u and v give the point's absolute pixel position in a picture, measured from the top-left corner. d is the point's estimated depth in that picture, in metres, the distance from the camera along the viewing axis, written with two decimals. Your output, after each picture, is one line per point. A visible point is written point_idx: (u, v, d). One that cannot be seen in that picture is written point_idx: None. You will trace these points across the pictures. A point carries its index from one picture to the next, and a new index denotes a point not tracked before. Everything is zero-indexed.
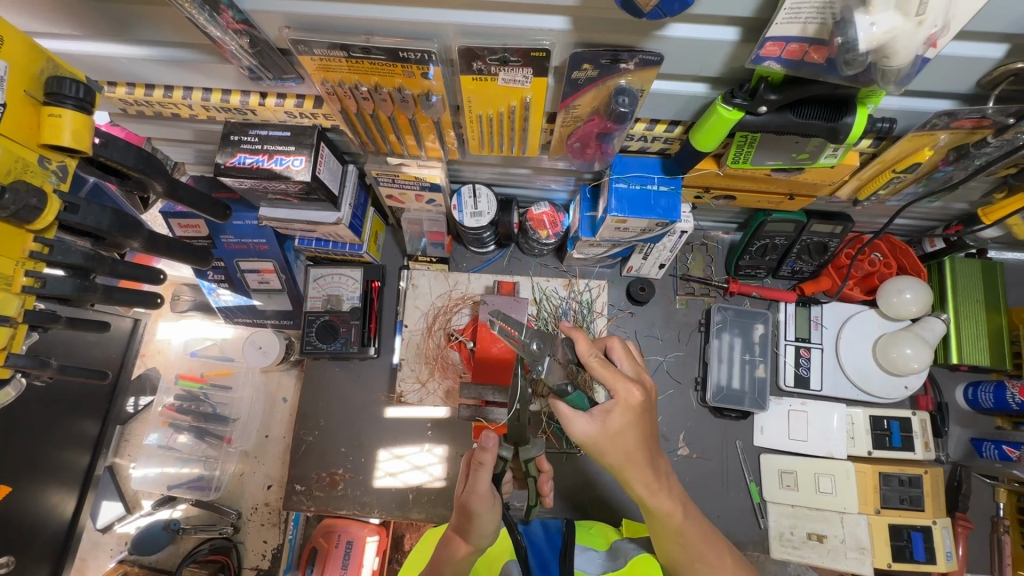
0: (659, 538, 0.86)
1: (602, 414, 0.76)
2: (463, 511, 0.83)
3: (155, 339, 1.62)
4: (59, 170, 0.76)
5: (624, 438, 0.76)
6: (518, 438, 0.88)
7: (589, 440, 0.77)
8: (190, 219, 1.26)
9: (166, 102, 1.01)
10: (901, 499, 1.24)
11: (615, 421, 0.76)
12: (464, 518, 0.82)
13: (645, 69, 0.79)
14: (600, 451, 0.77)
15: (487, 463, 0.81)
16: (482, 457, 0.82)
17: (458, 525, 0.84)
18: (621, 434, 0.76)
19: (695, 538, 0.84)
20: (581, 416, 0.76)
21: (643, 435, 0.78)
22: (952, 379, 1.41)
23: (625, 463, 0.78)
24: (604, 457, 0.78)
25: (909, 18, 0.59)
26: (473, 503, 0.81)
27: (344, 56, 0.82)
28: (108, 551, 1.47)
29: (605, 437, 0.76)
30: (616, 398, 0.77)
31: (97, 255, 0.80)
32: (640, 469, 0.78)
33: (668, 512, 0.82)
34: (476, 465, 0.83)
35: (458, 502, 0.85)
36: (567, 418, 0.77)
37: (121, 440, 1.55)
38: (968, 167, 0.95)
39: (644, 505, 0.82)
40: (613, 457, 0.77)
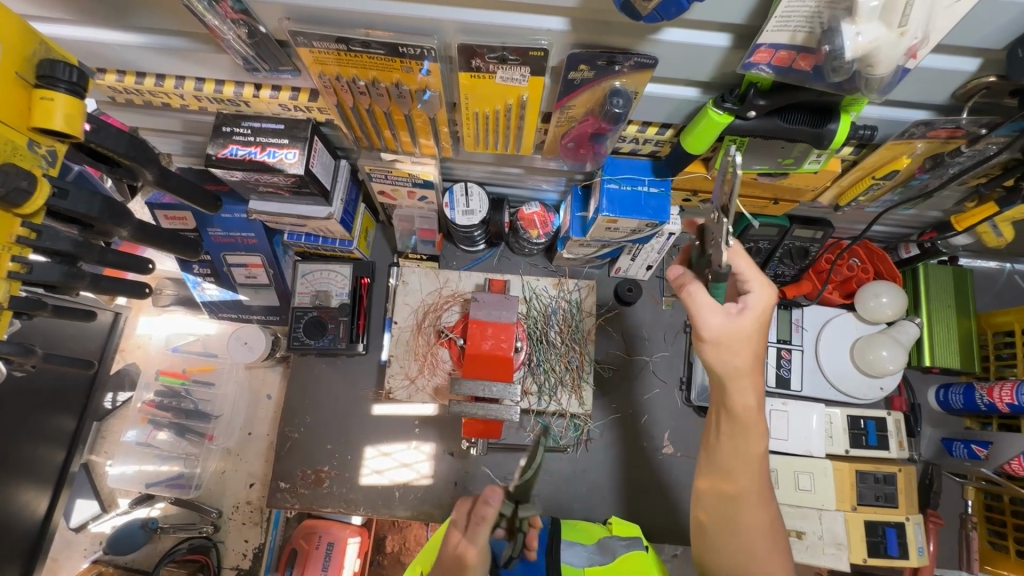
0: (711, 489, 0.87)
1: (740, 311, 0.81)
2: (455, 560, 0.80)
3: (136, 334, 1.58)
4: (50, 154, 0.75)
5: (752, 337, 0.81)
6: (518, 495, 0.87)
7: (720, 333, 0.80)
8: (177, 210, 1.24)
9: (157, 91, 1.00)
10: (876, 496, 1.29)
11: (743, 312, 0.81)
12: (455, 568, 0.79)
13: (639, 71, 0.81)
14: (721, 347, 0.81)
15: (489, 519, 0.80)
16: (488, 512, 0.80)
17: (445, 571, 0.81)
18: (751, 333, 0.81)
19: (754, 489, 0.85)
20: (717, 310, 0.80)
21: (756, 346, 0.82)
22: (925, 381, 1.47)
23: (730, 372, 0.82)
24: (731, 357, 0.81)
25: (892, 29, 0.62)
26: (470, 555, 0.79)
27: (342, 48, 0.82)
28: (82, 551, 1.43)
29: (733, 336, 0.80)
30: (747, 299, 0.82)
31: (87, 242, 0.79)
32: (755, 381, 0.83)
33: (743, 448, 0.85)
34: (478, 517, 0.81)
35: (449, 549, 0.82)
36: (704, 310, 0.80)
37: (97, 436, 1.50)
38: (942, 176, 1.00)
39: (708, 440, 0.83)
40: (742, 359, 0.81)
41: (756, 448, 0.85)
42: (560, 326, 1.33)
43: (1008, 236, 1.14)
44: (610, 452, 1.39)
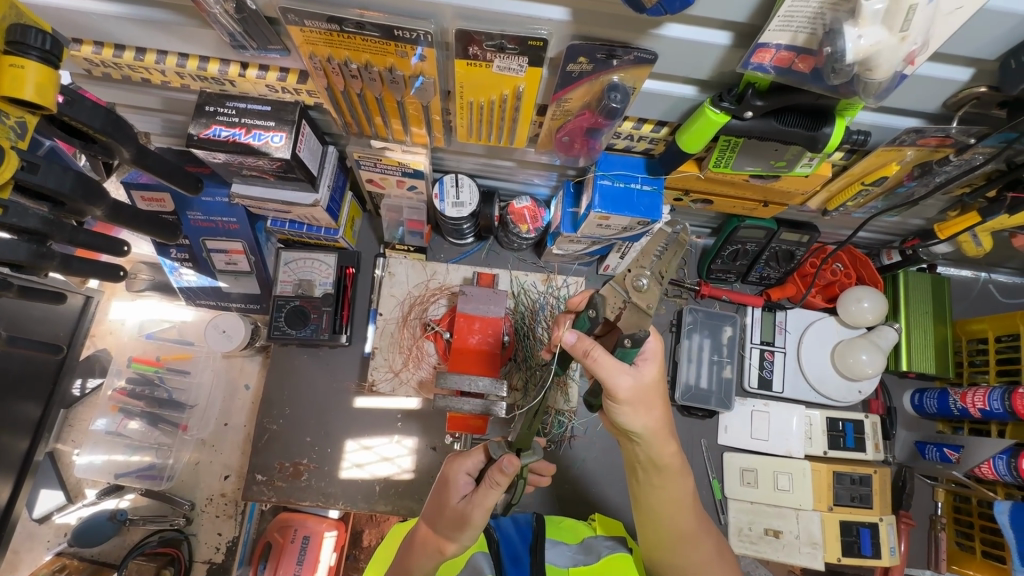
0: (651, 530, 0.93)
1: (640, 368, 0.83)
2: (456, 525, 0.85)
3: (108, 319, 1.52)
4: (18, 126, 0.71)
5: (655, 392, 0.84)
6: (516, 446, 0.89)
7: (629, 395, 0.81)
8: (155, 191, 1.19)
9: (136, 65, 0.96)
10: (851, 497, 1.31)
11: (648, 372, 0.83)
12: (456, 531, 0.85)
13: (638, 66, 0.80)
14: (631, 411, 0.83)
15: (503, 486, 0.82)
16: (500, 479, 0.82)
17: (443, 529, 0.86)
18: (653, 388, 0.83)
19: (688, 525, 0.92)
20: (626, 372, 0.79)
21: (659, 398, 0.86)
22: (902, 385, 1.49)
23: (653, 432, 0.85)
24: (640, 415, 0.83)
25: (893, 34, 0.62)
26: (474, 516, 0.83)
27: (334, 29, 0.80)
28: (45, 543, 1.38)
29: (642, 386, 0.82)
30: (648, 350, 0.85)
31: (56, 220, 0.76)
32: (665, 439, 0.87)
33: (673, 492, 0.91)
34: (489, 483, 0.83)
35: (451, 512, 0.86)
36: (614, 373, 0.79)
37: (64, 424, 1.45)
38: (929, 184, 1.01)
39: (655, 463, 0.89)
40: (649, 419, 0.84)
41: (681, 487, 0.91)
42: (548, 322, 1.32)
43: (986, 246, 1.17)
44: (593, 450, 1.37)
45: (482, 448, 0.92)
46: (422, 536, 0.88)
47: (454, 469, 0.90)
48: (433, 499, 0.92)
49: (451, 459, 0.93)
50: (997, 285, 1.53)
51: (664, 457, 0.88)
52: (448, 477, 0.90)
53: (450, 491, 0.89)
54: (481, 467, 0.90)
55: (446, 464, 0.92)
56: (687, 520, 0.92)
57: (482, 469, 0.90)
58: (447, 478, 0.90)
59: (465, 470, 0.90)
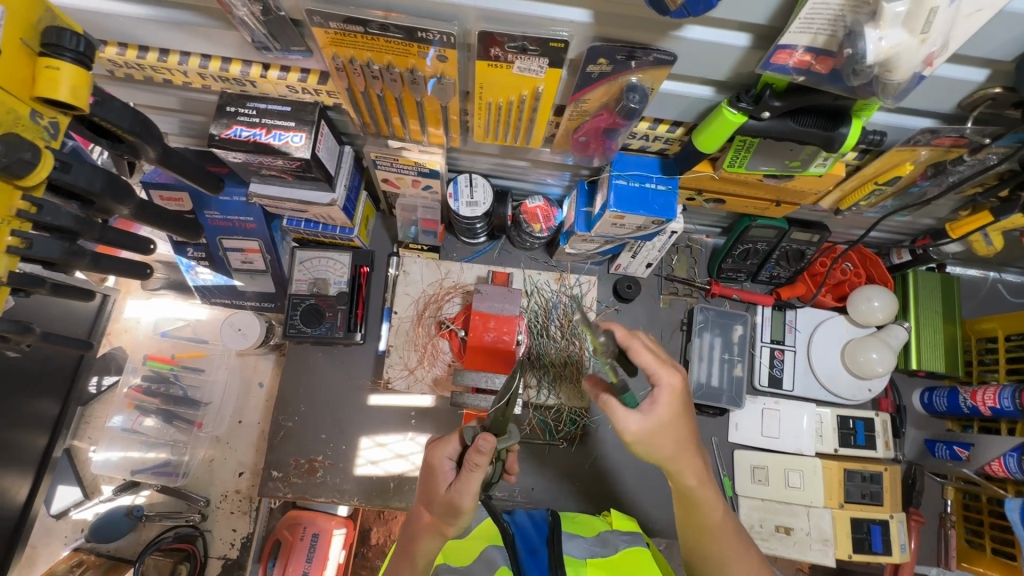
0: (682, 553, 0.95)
1: (651, 406, 0.82)
2: (449, 511, 0.85)
3: (123, 317, 1.54)
4: (51, 126, 0.72)
5: (673, 427, 0.82)
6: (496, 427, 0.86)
7: (640, 434, 0.81)
8: (174, 190, 1.21)
9: (159, 66, 0.97)
10: (862, 494, 1.32)
11: (663, 409, 0.82)
12: (450, 516, 0.85)
13: (657, 68, 0.81)
14: (648, 446, 0.83)
15: (484, 466, 0.80)
16: (479, 460, 0.80)
17: (439, 515, 0.87)
18: (671, 424, 0.82)
19: (728, 541, 0.91)
20: (632, 414, 0.81)
21: (683, 424, 0.84)
22: (911, 384, 1.50)
23: (671, 458, 0.84)
24: (657, 449, 0.83)
25: (913, 36, 0.63)
26: (463, 501, 0.83)
27: (359, 31, 0.81)
28: (61, 539, 1.39)
29: (655, 427, 0.81)
30: (660, 385, 0.82)
31: (87, 218, 0.77)
32: (690, 462, 0.86)
33: (709, 513, 0.90)
34: (469, 465, 0.82)
35: (442, 500, 0.85)
36: (620, 418, 0.81)
37: (80, 421, 1.47)
38: (942, 184, 1.02)
39: (688, 494, 0.89)
40: (666, 449, 0.83)
41: (714, 511, 0.90)
42: (561, 320, 1.33)
43: (997, 245, 1.18)
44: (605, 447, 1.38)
45: (458, 431, 0.89)
46: (421, 524, 0.89)
47: (435, 455, 0.88)
48: (422, 488, 0.91)
49: (432, 445, 0.91)
50: (1007, 285, 1.53)
51: (692, 483, 0.87)
52: (431, 464, 0.89)
53: (436, 478, 0.87)
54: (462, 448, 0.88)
55: (427, 451, 0.91)
56: (714, 545, 0.91)
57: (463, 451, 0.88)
58: (431, 466, 0.88)
59: (445, 455, 0.88)
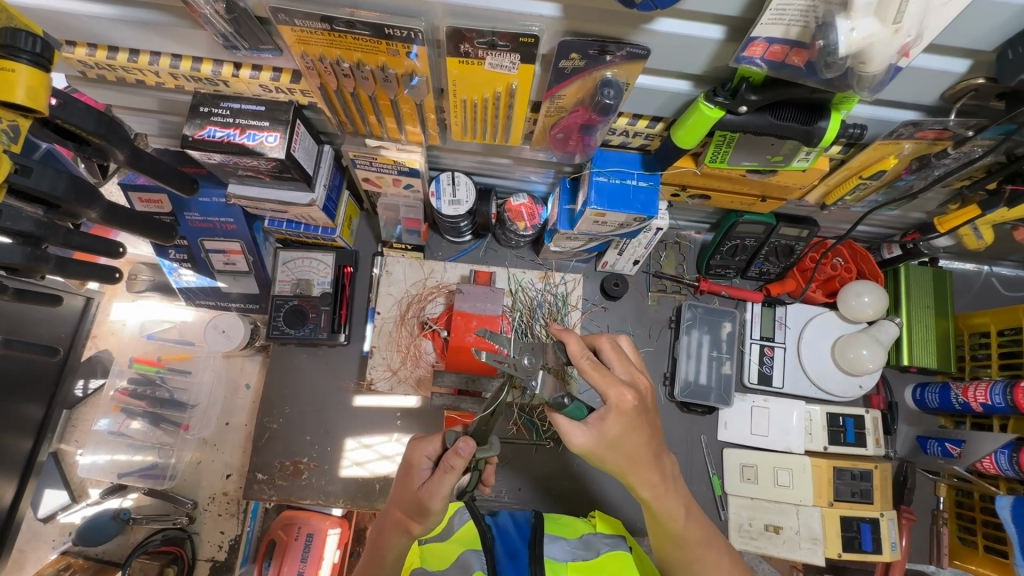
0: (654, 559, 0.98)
1: (598, 422, 0.81)
2: (417, 510, 0.85)
3: (109, 320, 1.53)
4: (10, 129, 0.71)
5: (622, 442, 0.81)
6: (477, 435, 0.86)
7: (590, 448, 0.82)
8: (152, 192, 1.19)
9: (130, 67, 0.96)
10: (852, 492, 1.31)
11: (611, 426, 0.80)
12: (418, 515, 0.85)
13: (631, 62, 0.80)
14: (601, 457, 0.83)
15: (456, 469, 0.81)
16: (455, 463, 0.81)
17: (407, 511, 0.87)
18: (619, 440, 0.81)
19: (692, 543, 0.91)
20: (578, 430, 0.81)
21: (641, 438, 0.83)
22: (903, 380, 1.48)
23: (628, 468, 0.84)
24: (609, 460, 0.83)
25: (886, 26, 0.61)
26: (433, 502, 0.83)
27: (326, 28, 0.79)
28: (50, 542, 1.39)
29: (603, 443, 0.81)
30: (608, 404, 0.81)
31: (51, 223, 0.76)
32: (647, 472, 0.85)
33: (671, 514, 0.89)
34: (443, 466, 0.83)
35: (412, 496, 0.86)
36: (566, 431, 0.81)
37: (68, 424, 1.47)
38: (928, 177, 1.00)
39: (651, 510, 0.89)
40: (619, 460, 0.83)
41: (678, 522, 0.90)
42: (546, 319, 1.32)
43: (987, 239, 1.16)
44: None
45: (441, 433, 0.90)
46: (392, 519, 0.90)
47: (416, 453, 0.90)
48: (398, 484, 0.92)
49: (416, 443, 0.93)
50: (1000, 278, 1.51)
51: (651, 487, 0.87)
52: (410, 461, 0.90)
53: (412, 476, 0.89)
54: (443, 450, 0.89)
55: (410, 448, 0.92)
56: (679, 554, 0.92)
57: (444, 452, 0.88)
58: (410, 463, 0.90)
59: (425, 455, 0.89)
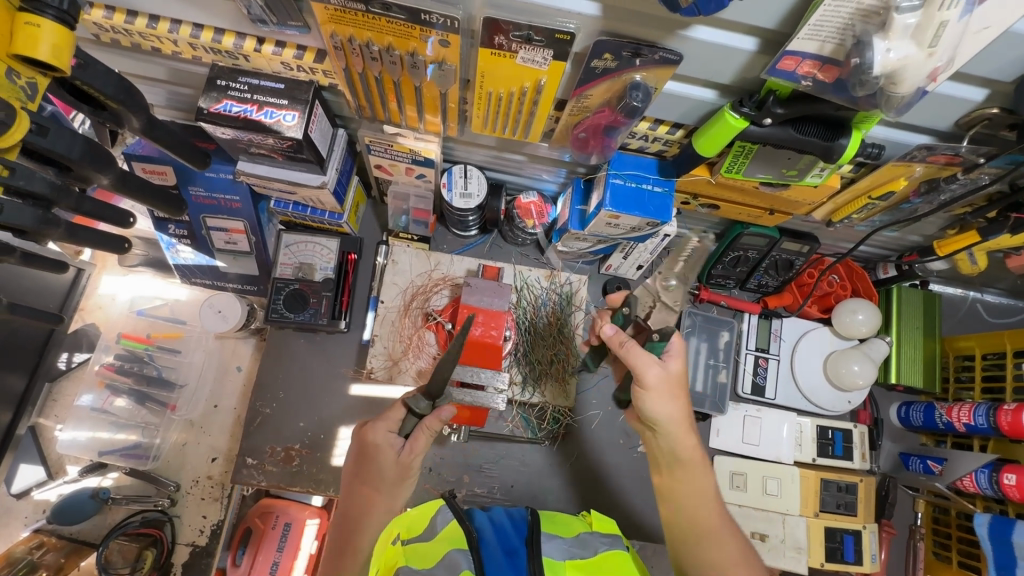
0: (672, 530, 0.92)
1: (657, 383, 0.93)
2: (398, 479, 0.95)
3: (97, 294, 1.48)
4: (28, 87, 0.69)
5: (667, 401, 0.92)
6: (431, 393, 0.93)
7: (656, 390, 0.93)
8: (157, 164, 1.16)
9: (148, 33, 0.93)
10: (837, 504, 1.34)
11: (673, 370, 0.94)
12: (398, 482, 0.95)
13: (662, 67, 0.80)
14: (654, 394, 0.92)
15: (436, 428, 0.96)
16: (432, 425, 0.96)
17: (387, 485, 0.95)
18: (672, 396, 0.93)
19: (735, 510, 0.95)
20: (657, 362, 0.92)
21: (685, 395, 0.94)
22: (889, 398, 1.52)
23: (696, 456, 0.93)
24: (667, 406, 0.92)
25: (921, 49, 0.63)
26: (414, 463, 0.95)
27: (361, 9, 0.79)
28: (22, 519, 1.34)
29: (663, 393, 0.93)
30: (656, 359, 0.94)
31: (63, 186, 0.74)
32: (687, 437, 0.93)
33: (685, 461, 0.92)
34: (420, 428, 0.95)
35: (390, 471, 0.94)
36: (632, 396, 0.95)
37: (47, 398, 1.41)
38: (933, 201, 1.03)
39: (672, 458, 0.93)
40: (677, 411, 0.92)
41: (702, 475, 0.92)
42: (549, 317, 1.32)
43: (981, 264, 1.20)
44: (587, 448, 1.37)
45: (400, 405, 0.96)
46: (369, 496, 0.95)
47: (374, 435, 0.94)
48: (357, 466, 0.97)
49: (369, 424, 0.97)
50: (986, 305, 1.57)
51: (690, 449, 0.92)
52: (369, 443, 0.94)
53: (376, 455, 0.94)
54: (401, 421, 0.96)
55: (363, 433, 0.96)
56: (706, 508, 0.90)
57: (404, 423, 0.96)
58: (371, 445, 0.94)
59: (388, 432, 0.95)
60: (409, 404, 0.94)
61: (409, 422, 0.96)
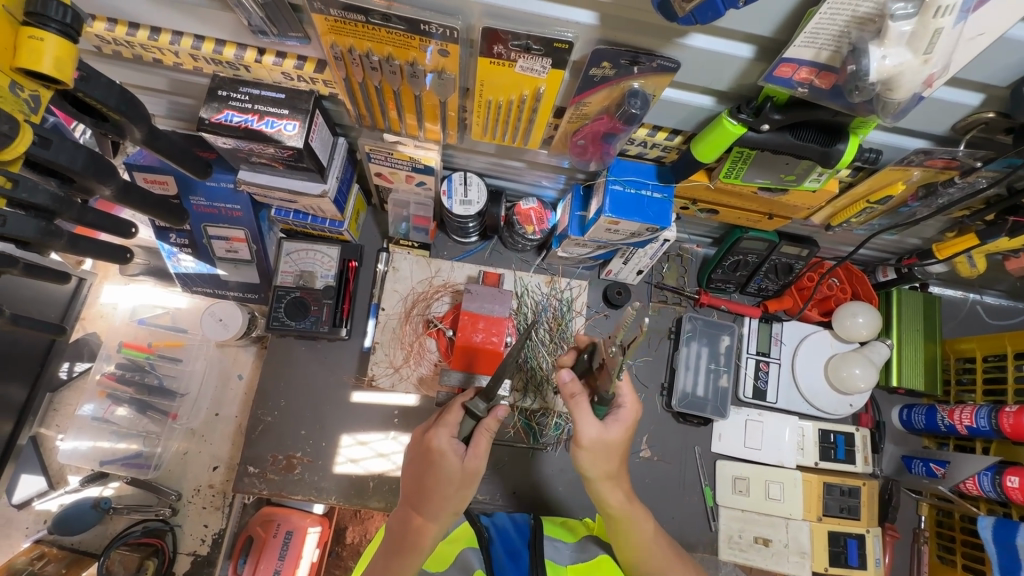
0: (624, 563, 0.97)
1: (611, 425, 0.87)
2: (465, 482, 0.87)
3: (99, 303, 1.49)
4: (32, 100, 0.69)
5: (611, 449, 0.87)
6: (489, 393, 0.87)
7: (593, 443, 0.86)
8: (158, 173, 1.16)
9: (149, 45, 0.94)
10: (840, 508, 1.34)
11: (615, 432, 0.87)
12: (466, 485, 0.87)
13: (660, 74, 0.81)
14: (588, 460, 0.87)
15: (494, 430, 0.89)
16: (493, 425, 0.89)
17: (455, 490, 0.87)
18: (612, 447, 0.87)
19: (658, 560, 0.95)
20: (593, 422, 0.84)
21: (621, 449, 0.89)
22: (890, 401, 1.52)
23: (624, 506, 0.92)
24: (596, 466, 0.88)
25: (916, 56, 0.63)
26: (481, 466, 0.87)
27: (361, 20, 0.79)
28: (23, 530, 1.33)
29: (601, 447, 0.86)
30: (614, 415, 0.87)
31: (66, 198, 0.74)
32: (619, 485, 0.91)
33: (628, 516, 0.92)
34: (480, 429, 0.88)
35: (458, 474, 0.86)
36: (578, 423, 0.84)
37: (48, 408, 1.41)
38: (931, 205, 1.03)
39: (609, 512, 0.92)
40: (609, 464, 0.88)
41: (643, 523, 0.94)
42: (550, 323, 1.32)
43: (980, 267, 1.21)
44: None
45: (456, 408, 0.90)
46: (435, 504, 0.87)
47: (437, 440, 0.86)
48: (420, 475, 0.89)
49: (429, 430, 0.90)
50: (986, 307, 1.57)
51: (618, 500, 0.91)
52: (432, 449, 0.86)
53: (440, 462, 0.86)
54: (461, 425, 0.89)
55: (425, 438, 0.88)
56: (657, 551, 0.95)
57: (462, 425, 0.89)
58: (436, 451, 0.86)
59: (450, 436, 0.87)
60: (467, 406, 0.88)
61: (466, 424, 0.89)
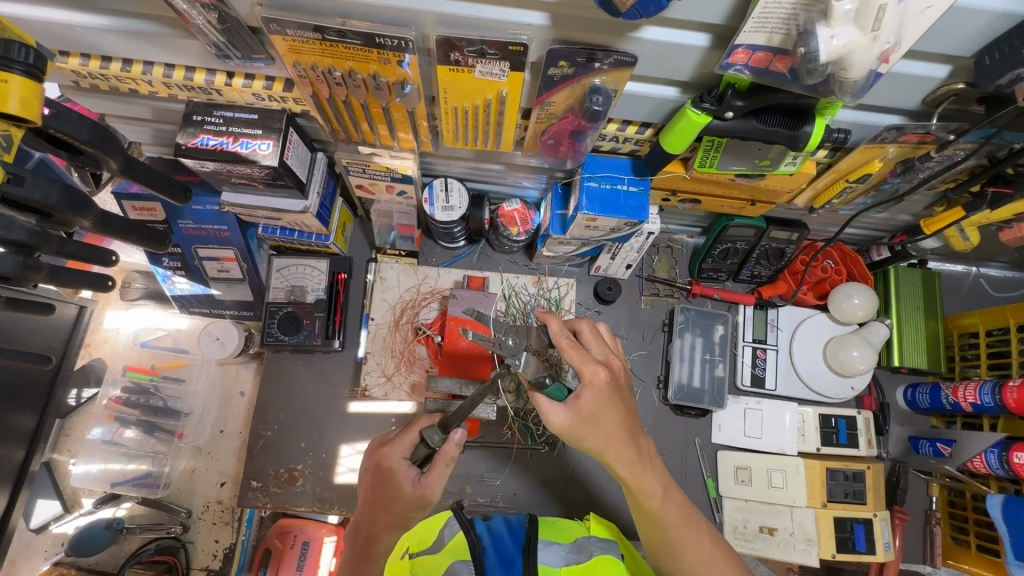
0: (648, 536, 0.96)
1: (574, 400, 0.84)
2: (415, 507, 0.87)
3: (102, 328, 1.53)
4: (4, 139, 0.71)
5: (598, 419, 0.85)
6: (448, 424, 0.88)
7: (567, 427, 0.85)
8: (145, 201, 1.20)
9: (123, 76, 0.96)
10: (845, 493, 1.32)
11: (586, 403, 0.84)
12: (416, 509, 0.87)
13: (618, 69, 0.81)
14: (578, 437, 0.86)
15: (453, 460, 0.89)
16: (451, 455, 0.89)
17: (404, 512, 0.88)
18: (595, 416, 0.85)
19: (671, 524, 0.93)
20: (552, 407, 0.84)
21: (618, 416, 0.87)
22: (894, 380, 1.49)
23: (632, 473, 0.90)
24: (586, 439, 0.86)
25: (865, 33, 0.62)
26: (433, 495, 0.87)
27: (318, 38, 0.80)
28: (42, 553, 1.37)
29: (580, 420, 0.84)
30: (584, 380, 0.85)
31: (43, 232, 0.77)
32: (621, 450, 0.88)
33: (649, 492, 0.91)
34: (437, 460, 0.88)
35: (407, 499, 0.86)
36: (545, 409, 0.85)
37: (59, 434, 1.46)
38: (913, 180, 1.01)
39: (629, 484, 0.92)
40: (610, 431, 0.87)
41: (653, 494, 0.92)
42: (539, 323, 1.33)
43: (974, 240, 1.17)
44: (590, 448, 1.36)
45: (414, 431, 0.92)
46: (381, 523, 0.88)
47: (389, 458, 0.89)
48: (373, 491, 0.90)
49: (385, 448, 0.92)
50: (988, 279, 1.53)
51: (626, 472, 0.90)
52: (384, 468, 0.89)
53: (391, 481, 0.88)
54: (415, 448, 0.91)
55: (379, 454, 0.91)
56: (665, 528, 0.93)
57: (417, 449, 0.90)
58: (386, 468, 0.89)
59: (402, 456, 0.89)
60: (424, 433, 0.89)
61: (421, 450, 0.90)
